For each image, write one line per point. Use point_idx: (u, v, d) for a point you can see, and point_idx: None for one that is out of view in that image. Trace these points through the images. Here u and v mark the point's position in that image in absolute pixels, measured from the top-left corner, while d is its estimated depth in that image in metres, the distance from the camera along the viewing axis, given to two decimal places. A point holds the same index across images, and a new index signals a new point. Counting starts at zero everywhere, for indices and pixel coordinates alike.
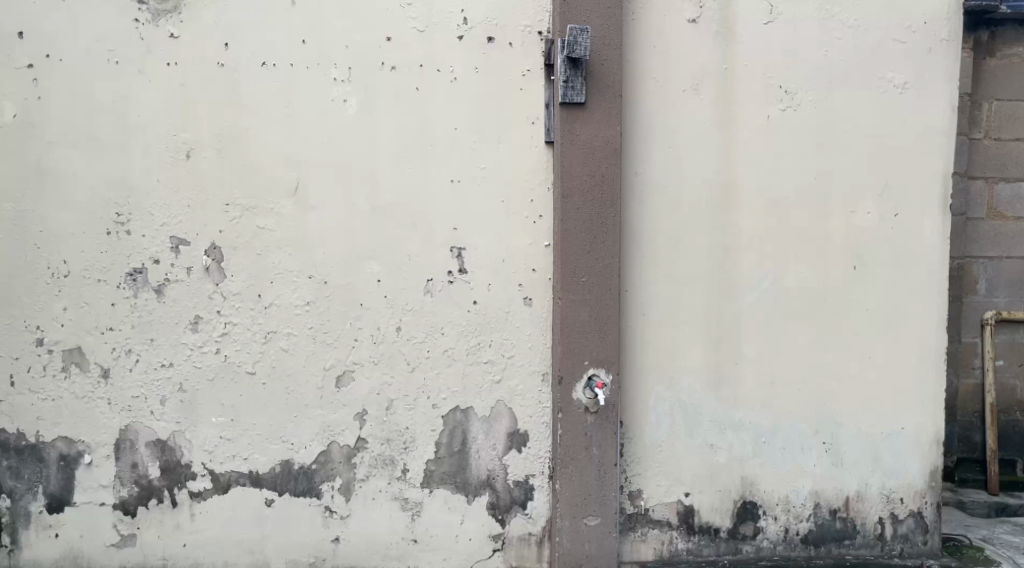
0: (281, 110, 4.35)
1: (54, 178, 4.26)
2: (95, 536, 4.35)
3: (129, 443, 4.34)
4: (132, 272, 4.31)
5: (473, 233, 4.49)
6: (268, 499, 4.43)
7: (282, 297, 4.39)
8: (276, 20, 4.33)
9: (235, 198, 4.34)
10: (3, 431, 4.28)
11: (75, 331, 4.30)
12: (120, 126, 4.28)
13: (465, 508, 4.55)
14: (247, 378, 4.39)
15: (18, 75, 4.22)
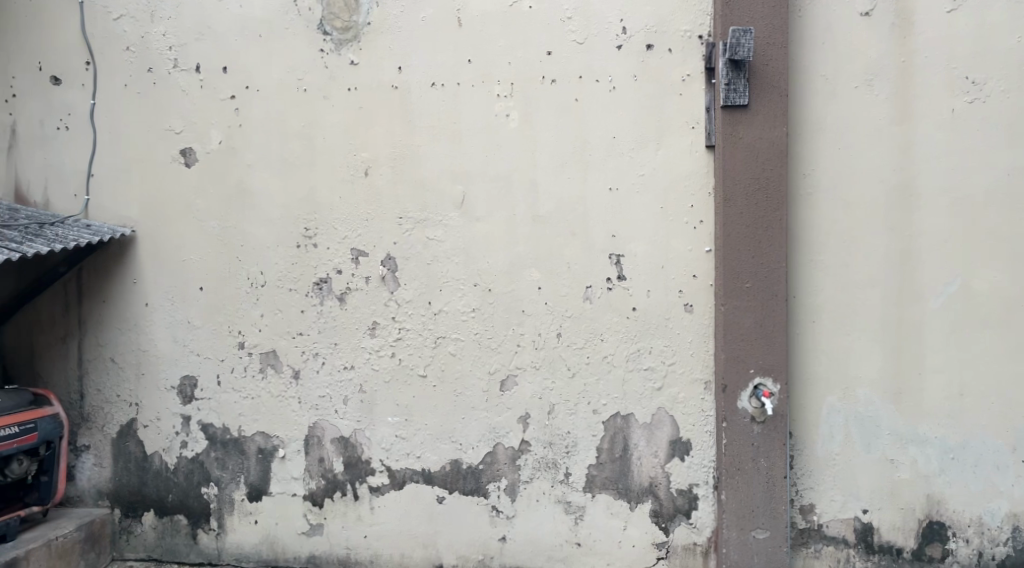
0: (449, 126, 4.60)
1: (251, 197, 4.72)
2: (288, 524, 4.75)
3: (316, 439, 4.71)
4: (317, 282, 4.69)
5: (634, 240, 4.52)
6: (439, 497, 4.66)
7: (450, 304, 4.62)
8: (445, 42, 4.59)
9: (408, 211, 4.62)
10: (210, 425, 4.77)
11: (270, 336, 4.72)
12: (307, 147, 4.67)
13: (629, 515, 4.57)
14: (419, 381, 4.65)
15: (222, 106, 4.71)
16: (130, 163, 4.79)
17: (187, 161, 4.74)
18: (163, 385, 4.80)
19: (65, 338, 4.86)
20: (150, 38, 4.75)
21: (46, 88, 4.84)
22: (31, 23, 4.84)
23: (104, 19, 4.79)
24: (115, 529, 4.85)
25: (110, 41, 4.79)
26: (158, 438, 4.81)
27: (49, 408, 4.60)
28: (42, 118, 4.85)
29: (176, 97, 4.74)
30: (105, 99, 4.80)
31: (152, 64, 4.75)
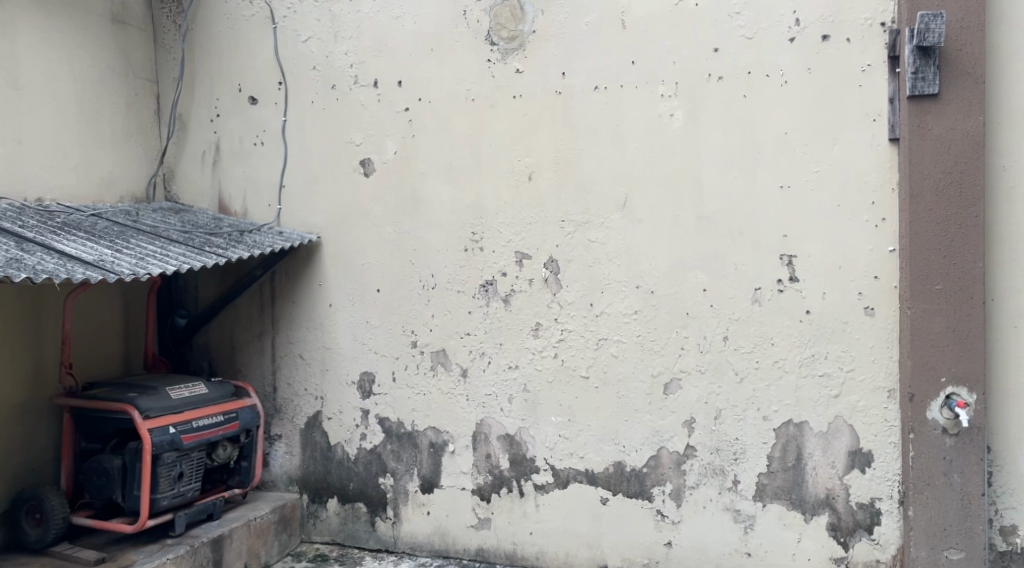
0: (612, 129, 4.62)
1: (423, 203, 4.97)
2: (458, 517, 4.94)
3: (484, 436, 4.88)
4: (484, 284, 4.86)
5: (806, 240, 4.33)
6: (604, 498, 4.68)
7: (613, 306, 4.63)
8: (608, 45, 4.62)
9: (571, 214, 4.69)
10: (387, 419, 5.07)
11: (441, 335, 4.95)
12: (474, 154, 4.86)
13: (803, 527, 4.37)
14: (583, 382, 4.70)
15: (397, 117, 5.01)
16: (316, 174, 5.19)
17: (366, 171, 5.07)
18: (344, 380, 5.16)
19: (260, 335, 5.36)
20: (333, 57, 5.13)
21: (245, 108, 5.37)
22: (232, 49, 5.39)
23: (293, 42, 5.22)
24: (303, 513, 5.27)
25: (300, 63, 5.21)
26: (340, 429, 5.17)
27: (248, 400, 5.11)
28: (242, 135, 5.39)
29: (356, 111, 5.09)
30: (295, 116, 5.23)
31: (335, 81, 5.13)
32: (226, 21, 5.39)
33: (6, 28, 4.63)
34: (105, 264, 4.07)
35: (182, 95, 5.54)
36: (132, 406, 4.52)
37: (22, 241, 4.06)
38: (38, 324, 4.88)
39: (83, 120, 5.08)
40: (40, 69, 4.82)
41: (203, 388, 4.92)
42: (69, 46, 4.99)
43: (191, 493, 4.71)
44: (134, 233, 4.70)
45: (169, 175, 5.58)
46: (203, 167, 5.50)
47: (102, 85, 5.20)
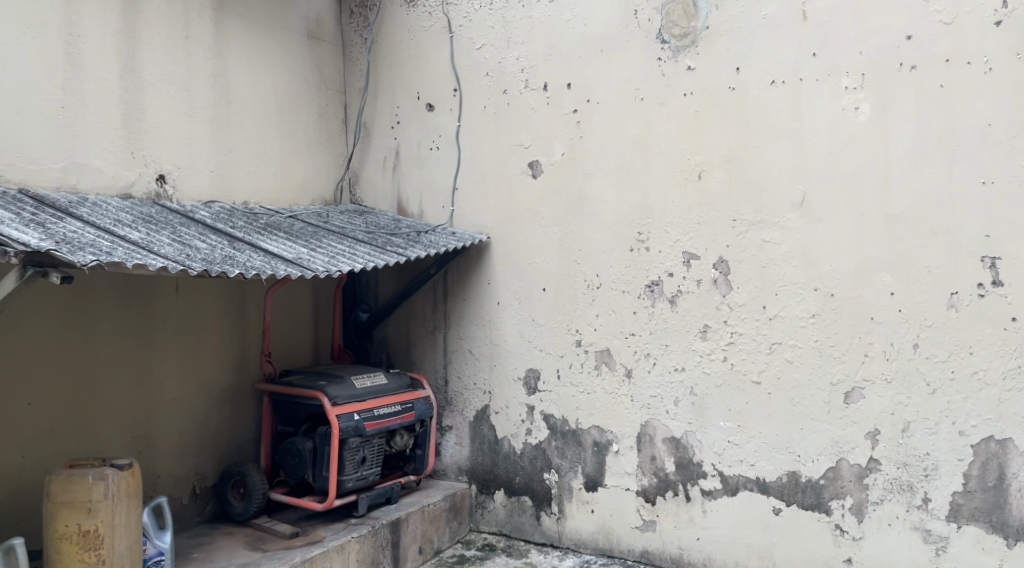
0: (788, 124, 4.43)
1: (591, 203, 5.01)
2: (622, 517, 4.93)
3: (649, 437, 4.85)
4: (650, 284, 4.82)
5: (1010, 240, 3.96)
6: (776, 508, 4.50)
7: (787, 309, 4.45)
8: (788, 37, 4.44)
9: (742, 213, 4.55)
10: (552, 415, 5.17)
11: (606, 335, 4.97)
12: (642, 153, 4.84)
13: (1005, 553, 3.99)
14: (754, 387, 4.54)
15: (566, 119, 5.10)
16: (488, 176, 5.39)
17: (534, 173, 5.21)
18: (512, 376, 5.31)
19: (433, 330, 5.64)
20: (506, 63, 5.31)
21: (422, 114, 5.67)
22: (412, 59, 5.69)
23: (469, 50, 5.45)
24: (472, 503, 5.48)
25: (476, 69, 5.42)
26: (507, 424, 5.33)
27: (422, 392, 5.39)
28: (419, 141, 5.69)
29: (526, 114, 5.23)
30: (470, 121, 5.46)
31: (507, 86, 5.30)
32: (407, 32, 5.72)
33: (220, 48, 5.15)
34: (303, 261, 4.41)
35: (367, 104, 5.93)
36: (322, 393, 4.88)
37: (233, 239, 4.47)
38: (242, 316, 5.40)
39: (282, 129, 5.54)
40: (247, 84, 5.31)
41: (383, 379, 5.24)
42: (271, 62, 5.47)
43: (372, 477, 5.03)
44: (325, 233, 5.07)
45: (354, 179, 5.99)
46: (384, 171, 5.86)
47: (298, 96, 5.65)
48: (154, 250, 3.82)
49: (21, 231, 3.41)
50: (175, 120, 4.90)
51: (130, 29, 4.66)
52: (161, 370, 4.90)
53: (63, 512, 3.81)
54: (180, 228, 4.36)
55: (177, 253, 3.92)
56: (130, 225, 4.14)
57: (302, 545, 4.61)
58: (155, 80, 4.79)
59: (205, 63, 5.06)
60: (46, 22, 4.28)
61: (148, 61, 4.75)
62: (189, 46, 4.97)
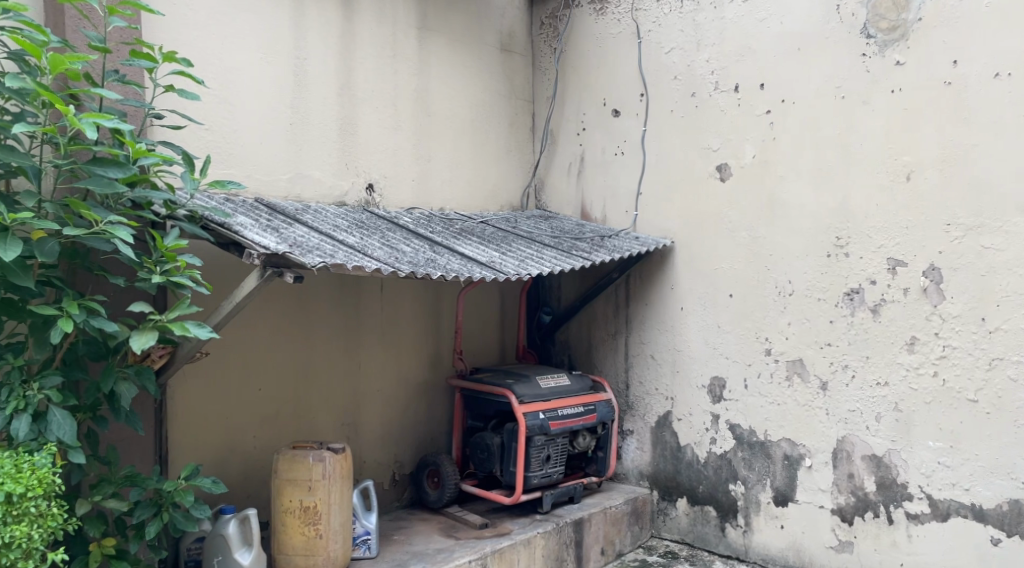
0: (1015, 120, 4.10)
1: (786, 207, 4.86)
2: (815, 535, 4.75)
3: (846, 453, 4.63)
4: (849, 292, 4.61)
5: None
6: (994, 538, 4.16)
7: (1011, 322, 4.11)
8: (1015, 26, 4.10)
9: (958, 217, 4.25)
10: (738, 425, 5.05)
11: (798, 344, 4.80)
12: (843, 155, 4.64)
13: None
14: (970, 406, 4.23)
15: (759, 120, 4.97)
16: (674, 180, 5.36)
17: (723, 176, 5.12)
18: (696, 384, 5.24)
19: (615, 334, 5.69)
20: (695, 65, 5.25)
21: (608, 120, 5.72)
22: (601, 65, 5.75)
23: (657, 54, 5.44)
24: (654, 509, 5.45)
25: (664, 72, 5.40)
26: (691, 431, 5.27)
27: (604, 395, 5.44)
28: (604, 146, 5.75)
29: (716, 116, 5.16)
30: (656, 125, 5.45)
31: (696, 88, 5.25)
32: (594, 39, 5.79)
33: (422, 64, 5.45)
34: (495, 264, 4.58)
35: (554, 112, 6.07)
36: (510, 391, 5.04)
37: (433, 243, 4.71)
38: (437, 315, 5.69)
39: (475, 138, 5.80)
40: (445, 96, 5.59)
41: (566, 380, 5.33)
42: (467, 74, 5.74)
43: (556, 475, 5.12)
44: (514, 237, 5.24)
45: (539, 185, 6.15)
46: (569, 177, 5.98)
47: (490, 106, 5.88)
48: (368, 253, 4.10)
49: (260, 235, 3.78)
50: (383, 132, 5.23)
51: (346, 49, 5.04)
52: (367, 363, 5.24)
53: (288, 488, 4.19)
54: (387, 233, 4.66)
55: (386, 256, 4.20)
56: (346, 230, 4.47)
57: (491, 536, 4.77)
58: (367, 96, 5.14)
59: (409, 78, 5.38)
60: (276, 47, 4.70)
61: (360, 78, 5.11)
62: (396, 63, 5.30)
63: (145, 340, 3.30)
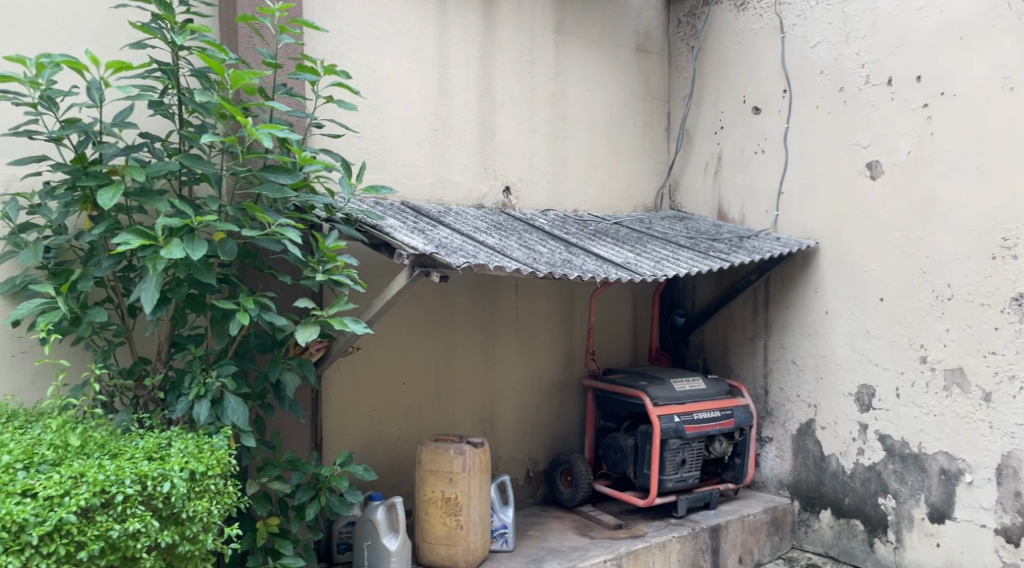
0: None
1: (944, 207, 4.60)
2: (977, 555, 4.46)
3: (1012, 470, 4.34)
4: (1017, 298, 4.32)
5: None
6: None
7: None
8: None
9: None
10: (889, 436, 4.83)
11: (958, 352, 4.54)
12: (1011, 150, 4.35)
13: None
14: None
15: (915, 115, 4.73)
16: (819, 179, 5.17)
17: (873, 174, 4.91)
18: (842, 391, 5.04)
19: (754, 338, 5.56)
20: (844, 59, 5.05)
21: (749, 118, 5.58)
22: (741, 62, 5.62)
23: (802, 49, 5.26)
24: (796, 519, 5.27)
25: (809, 67, 5.22)
26: (836, 441, 5.07)
27: (742, 400, 5.30)
28: (744, 145, 5.61)
29: (866, 112, 4.94)
30: (800, 122, 5.27)
31: (844, 83, 5.05)
32: (734, 35, 5.66)
33: (559, 67, 5.50)
34: (631, 265, 4.55)
35: (691, 111, 5.98)
36: (644, 393, 5.01)
37: (568, 244, 4.74)
38: (570, 314, 5.71)
39: (611, 139, 5.80)
40: (581, 99, 5.62)
41: (702, 384, 5.24)
42: (603, 76, 5.75)
43: (692, 480, 5.02)
44: (650, 238, 5.19)
45: (674, 186, 6.09)
46: (706, 177, 5.87)
47: (625, 107, 5.87)
48: (507, 253, 4.18)
49: (407, 236, 3.92)
50: (519, 135, 5.31)
51: (486, 56, 5.15)
52: (502, 361, 5.33)
53: (431, 479, 4.33)
54: (524, 235, 4.73)
55: (525, 257, 4.26)
56: (485, 231, 4.57)
57: (626, 537, 4.75)
58: (505, 100, 5.23)
59: (546, 82, 5.44)
60: (421, 55, 4.86)
61: (499, 84, 5.21)
62: (534, 68, 5.37)
63: (309, 333, 3.49)
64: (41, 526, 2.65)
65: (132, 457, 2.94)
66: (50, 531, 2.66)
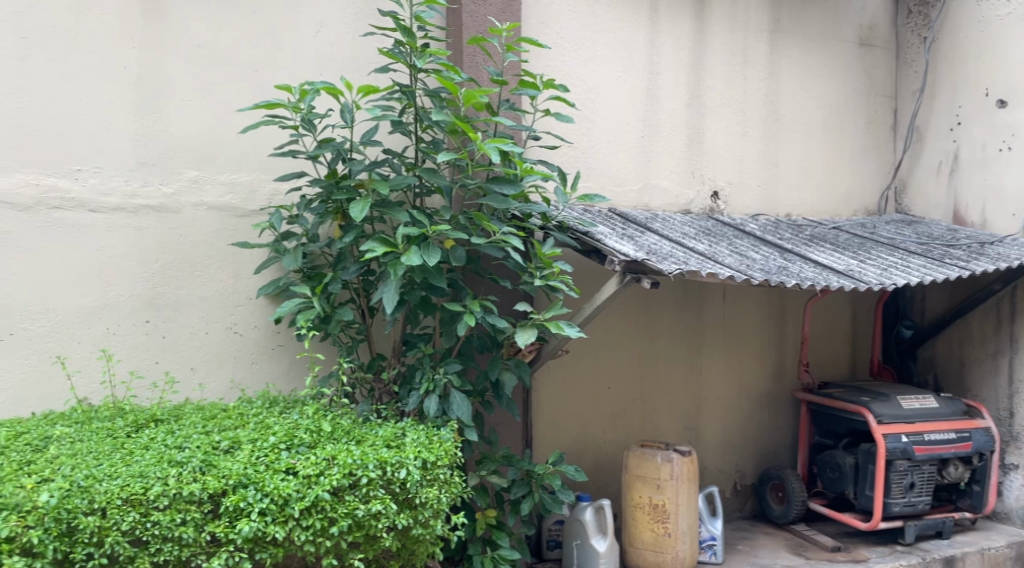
0: None
1: None
2: None
3: None
4: None
5: None
6: None
7: None
8: None
9: None
10: None
11: None
12: None
13: None
14: None
15: None
16: None
17: None
18: None
19: (996, 354, 5.12)
20: None
21: (991, 113, 5.15)
22: (983, 52, 5.20)
23: None
24: None
25: None
26: None
27: (982, 421, 4.87)
28: (986, 142, 5.18)
29: None
30: None
31: None
32: (976, 23, 5.25)
33: (774, 67, 5.35)
34: (855, 273, 4.32)
35: (922, 106, 5.59)
36: (867, 410, 4.74)
37: (784, 250, 4.59)
38: (779, 323, 5.52)
39: (829, 140, 5.56)
40: (797, 99, 5.44)
41: (934, 402, 4.87)
42: (822, 74, 5.51)
43: (922, 505, 4.69)
44: (873, 244, 4.92)
45: (901, 187, 5.73)
46: (939, 178, 5.48)
47: (846, 107, 5.60)
48: (720, 260, 4.12)
49: (620, 243, 3.98)
50: (731, 139, 5.22)
51: (698, 59, 5.11)
52: (707, 369, 5.26)
53: (638, 484, 4.36)
54: (735, 240, 4.64)
55: (738, 263, 4.17)
56: (695, 237, 4.53)
57: (846, 561, 4.55)
58: (716, 103, 5.17)
59: (759, 84, 5.31)
60: (633, 62, 4.91)
61: (711, 87, 5.16)
62: (747, 70, 5.26)
63: (527, 335, 3.65)
64: (302, 500, 2.96)
65: (374, 444, 3.23)
66: (309, 506, 2.97)
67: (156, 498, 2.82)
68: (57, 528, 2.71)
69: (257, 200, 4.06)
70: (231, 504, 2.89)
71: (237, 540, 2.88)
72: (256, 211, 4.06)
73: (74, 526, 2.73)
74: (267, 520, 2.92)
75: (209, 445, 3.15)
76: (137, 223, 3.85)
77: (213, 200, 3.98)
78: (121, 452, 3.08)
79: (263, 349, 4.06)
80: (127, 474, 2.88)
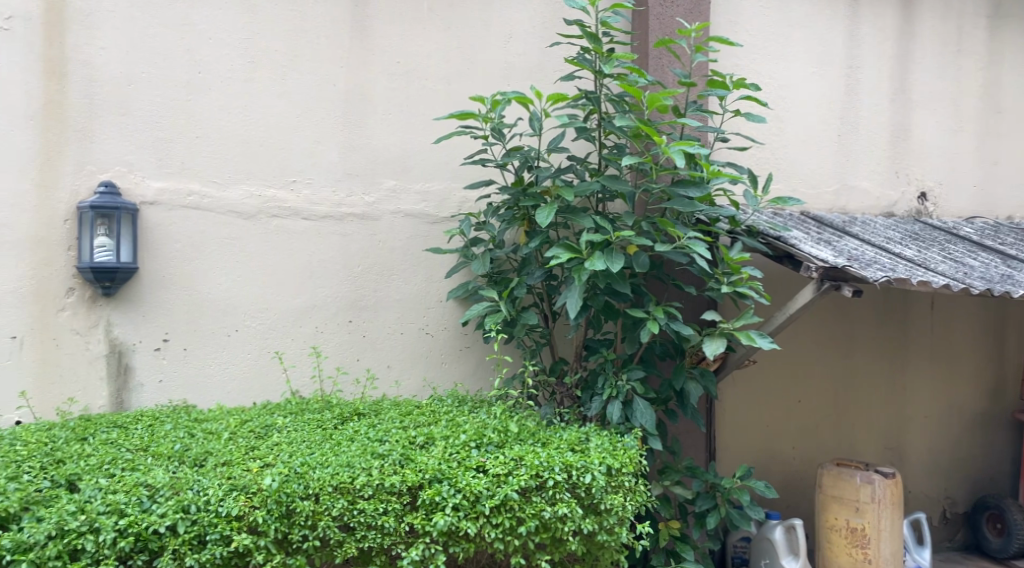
0: None
1: None
2: None
3: None
4: None
5: None
6: None
7: None
8: None
9: None
10: None
11: None
12: None
13: None
14: None
15: None
16: None
17: None
18: None
19: None
20: None
21: None
22: None
23: None
24: None
25: None
26: None
27: None
28: None
29: None
30: None
31: None
32: None
33: (993, 56, 4.93)
34: None
35: None
36: None
37: (1007, 257, 4.17)
38: (994, 337, 5.08)
39: None
40: (1019, 90, 4.99)
41: None
42: None
43: None
44: None
45: None
46: None
47: None
48: (931, 267, 3.81)
49: (817, 248, 3.77)
50: (942, 136, 4.84)
51: (906, 50, 4.76)
52: (913, 386, 4.87)
53: (834, 505, 4.10)
54: (948, 245, 4.26)
55: (952, 270, 3.84)
56: (901, 242, 4.21)
57: None
58: (925, 98, 4.80)
59: (975, 74, 4.90)
60: (832, 57, 4.65)
61: (920, 81, 4.80)
62: (961, 59, 4.86)
63: (716, 346, 3.53)
64: (492, 499, 3.03)
65: (559, 447, 3.27)
66: (499, 504, 3.03)
67: (362, 487, 2.98)
68: (278, 510, 2.91)
69: (448, 208, 4.22)
70: (428, 497, 3.01)
71: (433, 533, 2.98)
72: (447, 218, 4.22)
73: (292, 509, 2.92)
74: (460, 515, 3.01)
75: (406, 440, 3.31)
76: (342, 230, 4.11)
77: (409, 208, 4.18)
78: (330, 443, 3.29)
79: (451, 350, 4.22)
80: (337, 464, 3.07)
